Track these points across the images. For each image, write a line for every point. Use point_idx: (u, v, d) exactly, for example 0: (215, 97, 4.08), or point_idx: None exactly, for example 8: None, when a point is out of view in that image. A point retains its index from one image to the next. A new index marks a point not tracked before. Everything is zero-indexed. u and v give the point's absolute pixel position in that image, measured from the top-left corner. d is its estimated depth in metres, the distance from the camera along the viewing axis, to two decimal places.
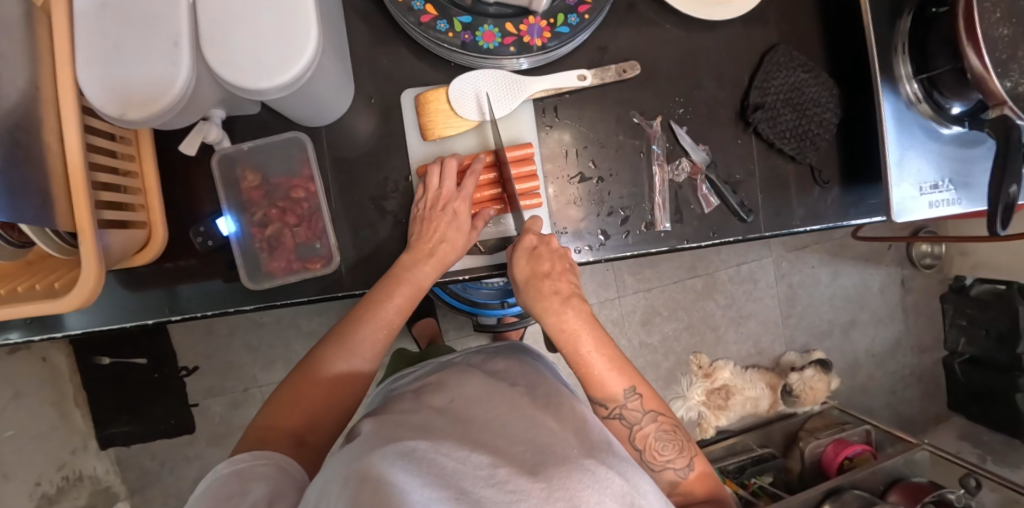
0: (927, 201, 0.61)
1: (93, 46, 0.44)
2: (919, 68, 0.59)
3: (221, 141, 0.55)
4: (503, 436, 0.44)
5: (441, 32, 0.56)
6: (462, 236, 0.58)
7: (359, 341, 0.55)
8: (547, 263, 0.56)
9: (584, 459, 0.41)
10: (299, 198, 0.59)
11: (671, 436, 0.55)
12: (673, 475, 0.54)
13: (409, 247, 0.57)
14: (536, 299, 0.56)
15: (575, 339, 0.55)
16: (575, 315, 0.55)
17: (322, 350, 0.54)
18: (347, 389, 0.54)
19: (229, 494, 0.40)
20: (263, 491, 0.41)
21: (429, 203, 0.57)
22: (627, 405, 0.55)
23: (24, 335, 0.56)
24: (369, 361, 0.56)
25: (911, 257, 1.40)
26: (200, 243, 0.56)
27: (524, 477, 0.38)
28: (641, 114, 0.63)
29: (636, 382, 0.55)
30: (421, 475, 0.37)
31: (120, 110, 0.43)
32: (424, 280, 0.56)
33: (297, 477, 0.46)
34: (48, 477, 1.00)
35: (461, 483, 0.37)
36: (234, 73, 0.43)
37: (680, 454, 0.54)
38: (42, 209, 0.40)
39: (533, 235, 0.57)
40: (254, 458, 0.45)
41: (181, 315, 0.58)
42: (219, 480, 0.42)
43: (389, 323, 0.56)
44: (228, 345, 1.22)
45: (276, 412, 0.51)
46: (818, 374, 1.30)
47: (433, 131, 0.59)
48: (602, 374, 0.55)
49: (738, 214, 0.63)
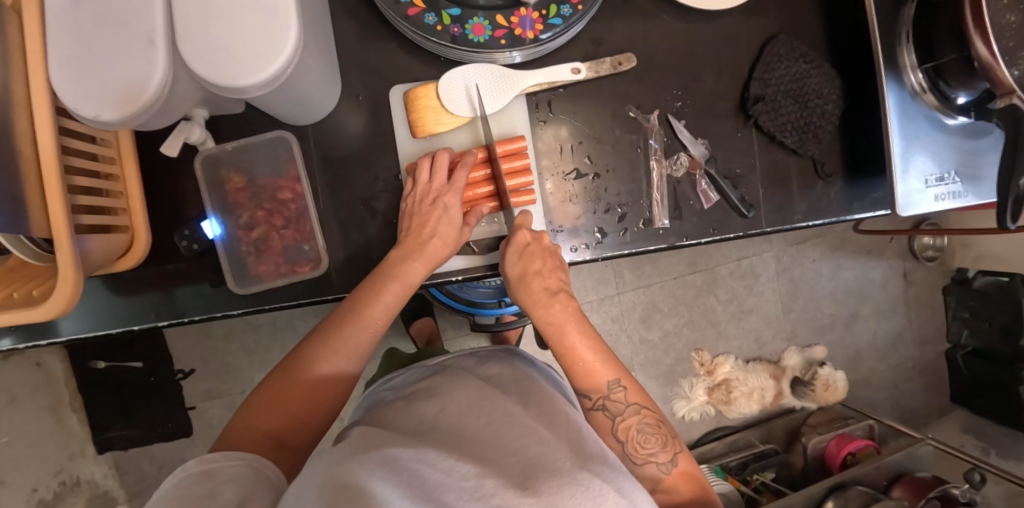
0: (932, 194, 0.60)
1: (67, 46, 0.42)
2: (924, 57, 0.57)
3: (204, 142, 0.54)
4: (494, 446, 0.43)
5: (429, 25, 0.54)
6: (452, 232, 0.56)
7: (343, 342, 0.53)
8: (538, 261, 0.56)
9: (578, 472, 0.40)
10: (286, 200, 0.57)
11: (654, 430, 0.54)
12: (655, 469, 0.52)
13: (399, 242, 0.56)
14: (527, 296, 0.56)
15: (561, 330, 0.56)
16: (558, 308, 0.56)
17: (307, 349, 0.53)
18: (331, 393, 0.53)
19: (198, 495, 0.39)
20: (234, 494, 0.40)
21: (418, 197, 0.56)
22: (610, 396, 0.54)
23: (12, 342, 0.55)
24: (353, 362, 0.54)
25: (912, 250, 1.38)
26: (184, 247, 0.55)
27: (511, 491, 0.37)
28: (638, 107, 0.61)
29: (621, 374, 0.55)
30: (401, 485, 0.35)
31: (95, 111, 0.42)
32: (413, 278, 0.54)
33: (271, 477, 0.45)
34: (45, 483, 1.02)
35: (443, 496, 0.36)
36: (212, 71, 0.41)
37: (664, 448, 0.53)
38: (15, 216, 0.39)
39: (526, 231, 0.56)
40: (223, 458, 0.44)
41: (168, 321, 0.56)
42: (187, 479, 0.41)
43: (377, 322, 0.54)
44: (224, 348, 1.21)
45: (253, 413, 0.50)
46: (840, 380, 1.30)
47: (423, 128, 0.57)
48: (589, 365, 0.55)
49: (739, 210, 0.61)
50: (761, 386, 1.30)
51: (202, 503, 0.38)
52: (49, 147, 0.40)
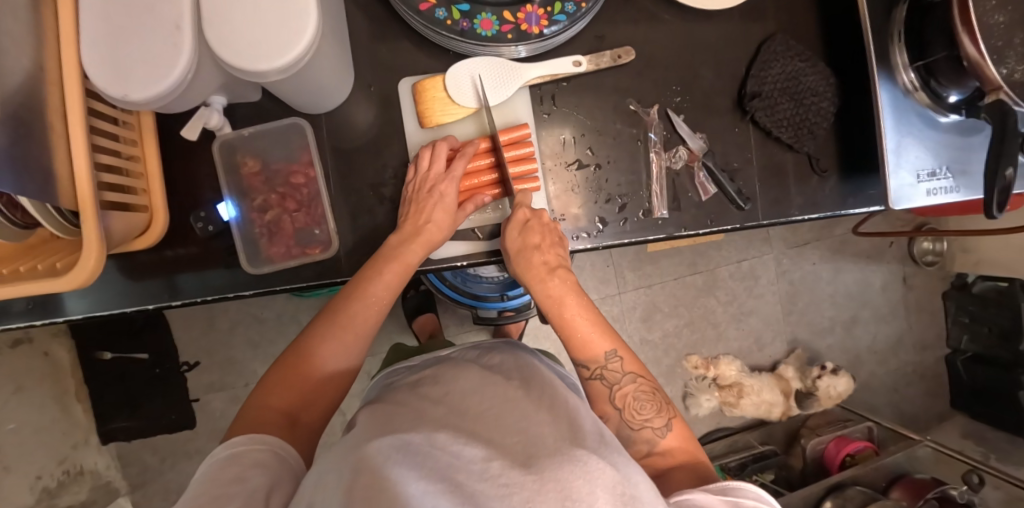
0: (925, 189, 0.62)
1: (98, 29, 0.45)
2: (915, 56, 0.59)
3: (222, 128, 0.56)
4: (496, 427, 0.45)
5: (440, 19, 0.56)
6: (448, 217, 0.58)
7: (350, 317, 0.55)
8: (538, 236, 0.58)
9: (575, 449, 0.40)
10: (299, 184, 0.60)
11: (649, 397, 0.55)
12: (651, 433, 0.53)
13: (399, 226, 0.58)
14: (526, 268, 0.58)
15: (561, 304, 0.58)
16: (557, 283, 0.58)
17: (315, 329, 0.55)
18: (340, 368, 0.55)
19: (229, 479, 0.41)
20: (263, 480, 0.42)
21: (420, 185, 0.57)
22: (608, 366, 0.56)
23: (25, 320, 0.56)
24: (360, 342, 0.56)
25: (912, 254, 1.40)
26: (200, 228, 0.57)
27: (516, 470, 0.38)
28: (638, 102, 0.63)
29: (618, 345, 0.57)
30: (416, 469, 0.37)
31: (123, 91, 0.45)
32: (413, 259, 0.56)
33: (292, 465, 0.47)
34: (49, 471, 1.00)
35: (454, 476, 0.37)
36: (234, 55, 0.44)
37: (658, 413, 0.54)
38: (45, 187, 0.41)
39: (525, 209, 0.58)
40: (250, 442, 0.46)
41: (181, 301, 0.58)
42: (217, 464, 0.43)
43: (380, 300, 0.56)
44: (228, 340, 1.22)
45: (266, 391, 0.52)
46: (834, 379, 1.27)
47: (431, 119, 0.60)
48: (586, 336, 0.57)
49: (736, 202, 0.63)
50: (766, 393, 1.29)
51: (229, 490, 0.40)
52: (80, 150, 0.42)
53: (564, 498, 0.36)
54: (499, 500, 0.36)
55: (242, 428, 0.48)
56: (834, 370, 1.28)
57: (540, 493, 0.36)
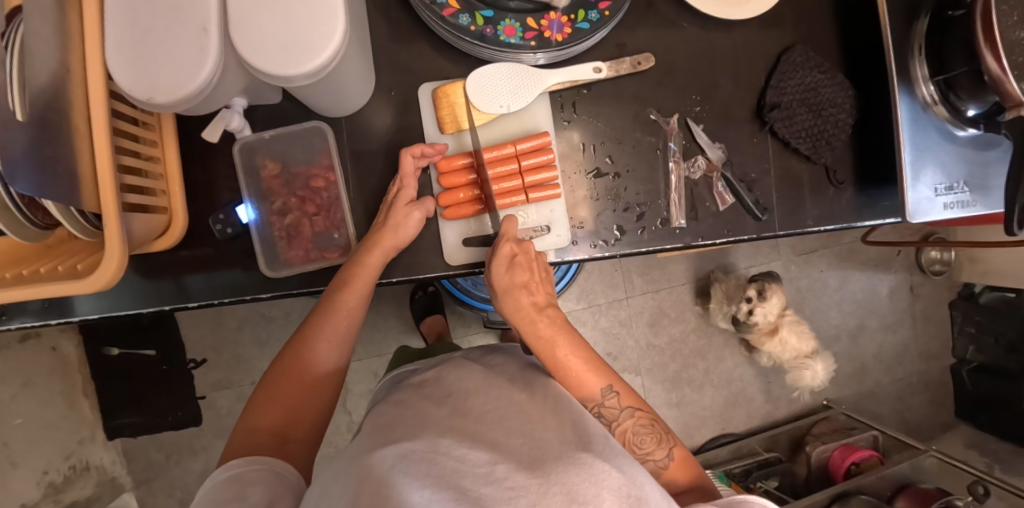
0: (941, 203, 0.61)
1: (123, 31, 0.45)
2: (936, 69, 0.60)
3: (242, 130, 0.57)
4: (500, 428, 0.45)
5: (463, 25, 0.56)
6: (403, 213, 0.56)
7: (322, 329, 0.56)
8: (525, 273, 0.56)
9: (580, 453, 0.41)
10: (318, 188, 0.60)
11: (649, 430, 0.55)
12: (654, 465, 0.54)
13: (364, 238, 0.57)
14: (514, 309, 0.56)
15: (553, 344, 0.55)
16: (547, 323, 0.56)
17: (291, 348, 0.55)
18: (332, 367, 0.56)
19: (228, 498, 0.42)
20: (262, 495, 0.43)
21: (392, 198, 0.58)
22: (605, 403, 0.56)
23: (40, 318, 0.57)
24: (340, 349, 0.57)
25: (920, 264, 1.40)
26: (219, 230, 0.57)
27: (523, 473, 0.39)
28: (658, 110, 0.63)
29: (613, 381, 0.56)
30: (421, 476, 0.36)
31: (148, 95, 0.45)
32: (375, 263, 0.56)
33: (292, 481, 0.47)
34: (56, 466, 1.00)
35: (460, 481, 0.37)
36: (262, 59, 0.44)
37: (659, 445, 0.55)
38: (71, 190, 0.41)
39: (511, 243, 0.57)
40: (249, 463, 0.46)
41: (196, 303, 0.58)
42: (218, 486, 0.44)
43: (351, 307, 0.56)
44: (236, 338, 1.22)
45: (254, 412, 0.52)
46: (772, 295, 1.08)
47: (451, 125, 0.60)
48: (580, 375, 0.55)
49: (752, 212, 0.63)
50: (778, 339, 1.12)
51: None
52: (103, 152, 0.42)
53: (570, 499, 0.36)
54: (506, 502, 0.36)
55: (234, 452, 0.48)
56: (761, 295, 1.08)
57: (546, 496, 0.36)
